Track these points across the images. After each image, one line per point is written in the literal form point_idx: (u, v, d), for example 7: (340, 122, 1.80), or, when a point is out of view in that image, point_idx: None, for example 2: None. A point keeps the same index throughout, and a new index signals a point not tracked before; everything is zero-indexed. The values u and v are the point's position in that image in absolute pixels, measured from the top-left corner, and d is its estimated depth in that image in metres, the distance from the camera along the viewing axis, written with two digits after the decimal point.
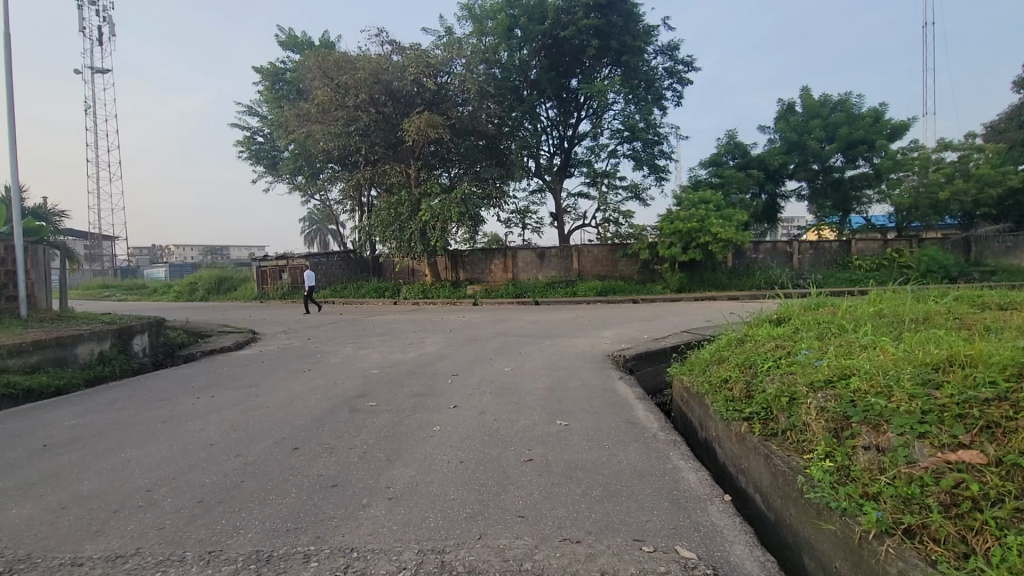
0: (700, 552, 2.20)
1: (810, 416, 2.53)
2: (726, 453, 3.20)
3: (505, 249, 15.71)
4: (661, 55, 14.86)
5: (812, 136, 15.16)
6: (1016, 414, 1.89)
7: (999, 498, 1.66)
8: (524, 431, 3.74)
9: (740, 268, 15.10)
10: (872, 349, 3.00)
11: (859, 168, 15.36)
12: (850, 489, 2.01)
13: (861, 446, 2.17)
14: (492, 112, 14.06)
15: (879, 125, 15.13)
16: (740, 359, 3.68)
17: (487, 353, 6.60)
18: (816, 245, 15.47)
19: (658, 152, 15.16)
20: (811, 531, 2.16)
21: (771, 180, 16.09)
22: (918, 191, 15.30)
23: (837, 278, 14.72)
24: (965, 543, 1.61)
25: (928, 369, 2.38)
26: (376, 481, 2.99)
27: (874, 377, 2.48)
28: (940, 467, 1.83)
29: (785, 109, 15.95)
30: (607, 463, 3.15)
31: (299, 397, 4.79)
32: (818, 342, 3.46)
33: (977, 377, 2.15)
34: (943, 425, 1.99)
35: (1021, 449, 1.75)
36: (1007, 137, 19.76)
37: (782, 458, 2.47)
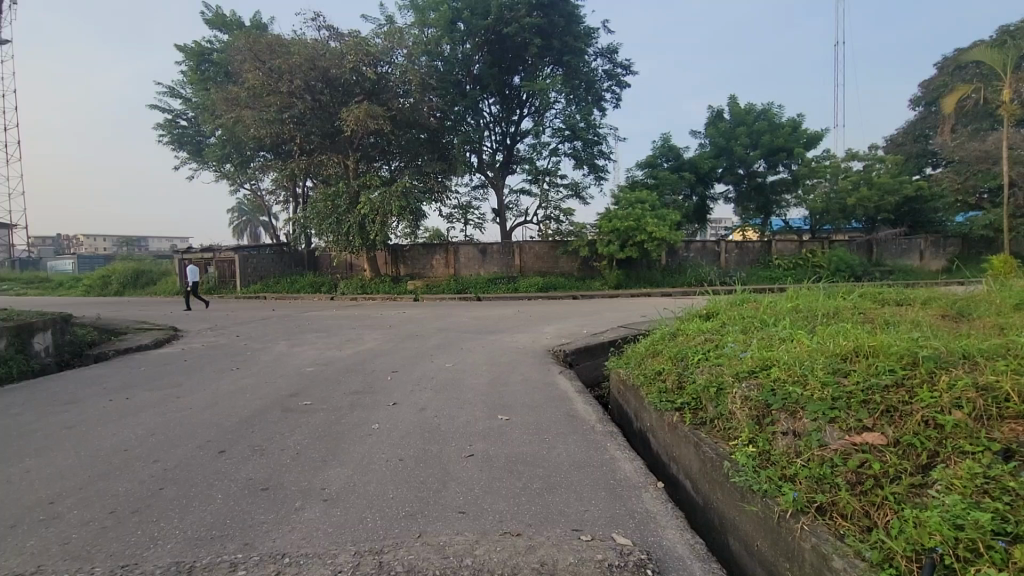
0: (635, 538, 2.30)
1: (734, 405, 2.71)
2: (659, 442, 3.36)
3: (447, 244, 15.55)
4: (600, 57, 15.21)
5: (738, 142, 16.13)
6: (911, 399, 2.09)
7: (896, 475, 1.83)
8: (465, 426, 3.74)
9: (673, 265, 15.83)
10: (789, 342, 3.24)
11: (779, 174, 16.51)
12: (769, 471, 2.17)
13: (780, 432, 2.34)
14: (433, 105, 13.87)
15: (797, 134, 16.26)
16: (672, 352, 3.86)
17: (428, 349, 6.52)
18: (741, 245, 16.49)
19: (597, 152, 15.52)
20: (736, 513, 2.32)
21: (702, 183, 16.89)
22: (829, 197, 16.66)
23: (759, 277, 15.73)
24: (869, 517, 1.78)
25: (837, 359, 2.59)
26: (310, 483, 2.88)
27: (792, 367, 2.67)
28: (848, 448, 2.02)
29: (714, 115, 16.87)
30: (547, 455, 3.22)
31: (227, 397, 4.53)
32: (742, 335, 3.69)
33: (879, 365, 2.37)
34: (850, 410, 2.17)
35: (915, 430, 1.95)
36: (905, 149, 21.88)
37: (710, 445, 2.63)
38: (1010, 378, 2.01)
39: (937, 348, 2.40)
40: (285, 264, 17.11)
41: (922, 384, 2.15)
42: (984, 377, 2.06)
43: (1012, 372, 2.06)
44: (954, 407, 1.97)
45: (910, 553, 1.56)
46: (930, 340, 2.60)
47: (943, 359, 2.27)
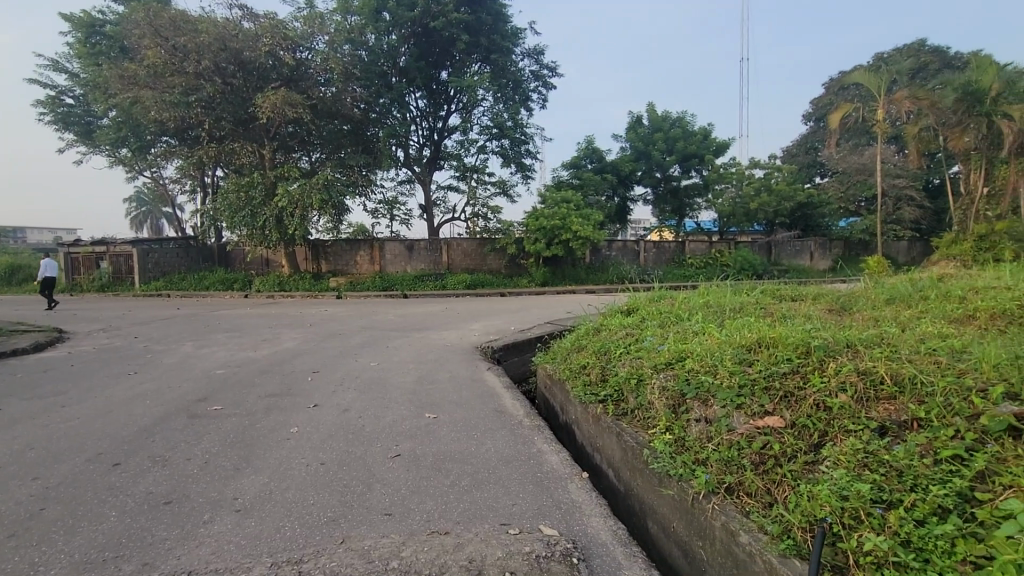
0: (561, 528, 2.37)
1: (653, 395, 2.87)
2: (584, 433, 3.48)
3: (372, 240, 15.09)
4: (527, 58, 15.39)
5: (655, 147, 17.03)
6: (805, 384, 2.31)
7: (793, 454, 2.02)
8: (390, 426, 3.66)
9: (596, 263, 16.42)
10: (702, 335, 3.47)
11: (692, 178, 17.62)
12: (684, 457, 2.32)
13: (693, 419, 2.52)
14: (357, 95, 13.40)
15: (708, 141, 17.39)
16: (596, 346, 4.00)
17: (351, 348, 6.31)
18: (658, 244, 17.44)
19: (524, 151, 15.70)
20: (655, 498, 2.46)
21: (623, 185, 17.63)
22: (735, 202, 17.99)
23: (674, 275, 16.68)
24: (770, 494, 1.95)
25: (744, 350, 2.81)
26: (221, 494, 2.70)
27: (703, 359, 2.87)
28: (752, 432, 2.20)
29: (634, 120, 17.67)
30: (475, 451, 3.23)
31: (123, 404, 4.12)
32: (659, 329, 3.91)
33: (778, 355, 2.59)
34: (755, 397, 2.37)
35: (808, 411, 2.15)
36: (798, 160, 24.18)
37: (630, 435, 2.77)
38: (882, 360, 2.27)
39: (826, 338, 2.66)
40: (191, 259, 15.67)
41: (814, 370, 2.37)
42: (863, 361, 2.31)
43: (885, 356, 2.32)
44: (840, 389, 2.18)
45: (805, 525, 1.73)
46: (819, 331, 2.88)
47: (831, 348, 2.52)
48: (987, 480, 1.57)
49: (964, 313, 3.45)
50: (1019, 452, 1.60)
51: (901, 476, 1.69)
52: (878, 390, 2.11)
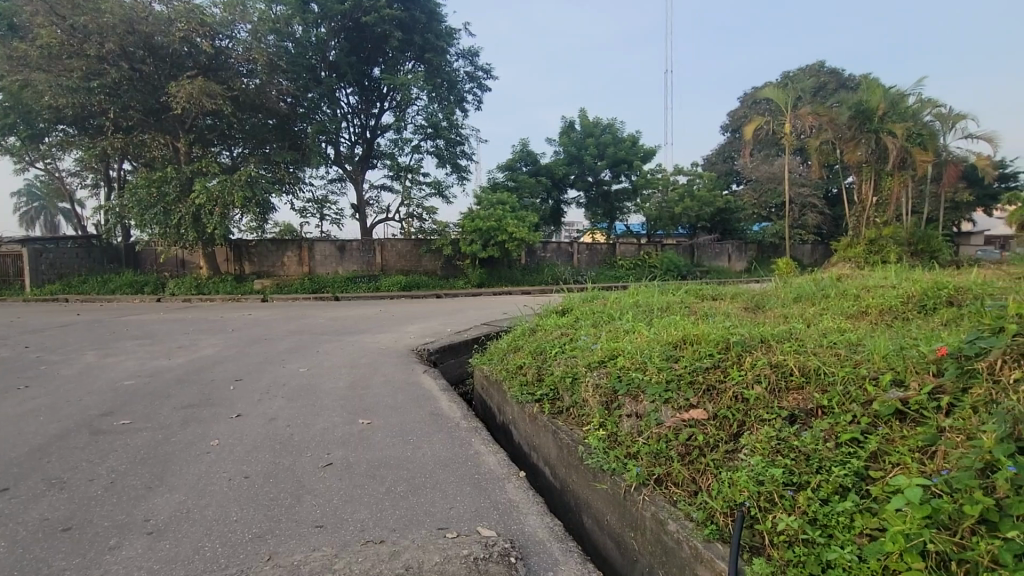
0: (499, 529, 2.40)
1: (587, 393, 2.96)
2: (521, 433, 3.54)
3: (300, 240, 14.42)
4: (461, 59, 15.33)
5: (587, 152, 17.56)
6: (725, 377, 2.47)
7: (715, 445, 2.16)
8: (322, 435, 3.52)
9: (532, 265, 16.66)
10: (632, 333, 3.63)
11: (622, 183, 18.29)
12: (617, 451, 2.42)
13: (625, 414, 2.63)
14: (283, 88, 12.75)
15: (636, 148, 18.16)
16: (532, 346, 4.06)
17: (278, 354, 5.99)
18: (591, 246, 17.94)
19: (460, 152, 15.62)
20: (590, 493, 2.55)
21: (556, 188, 18.01)
22: (661, 206, 18.91)
23: (606, 276, 17.23)
24: (695, 482, 2.08)
25: (671, 347, 2.96)
26: (130, 516, 2.48)
27: (634, 356, 3.00)
28: (679, 425, 2.33)
29: (566, 125, 18.12)
30: (412, 456, 3.18)
31: (12, 422, 3.69)
32: (593, 329, 4.04)
33: (701, 351, 2.76)
34: (680, 391, 2.51)
35: (728, 403, 2.31)
36: (717, 168, 25.82)
37: (565, 432, 2.84)
38: (791, 354, 2.48)
39: (743, 334, 2.86)
40: (94, 260, 14.19)
41: (733, 364, 2.55)
42: (775, 355, 2.50)
43: (793, 349, 2.53)
44: (756, 381, 2.35)
45: (726, 510, 1.86)
46: (738, 328, 3.10)
47: (747, 343, 2.71)
48: (879, 459, 1.75)
49: (859, 309, 3.83)
50: (904, 432, 1.80)
51: (808, 459, 1.85)
52: (788, 381, 2.30)
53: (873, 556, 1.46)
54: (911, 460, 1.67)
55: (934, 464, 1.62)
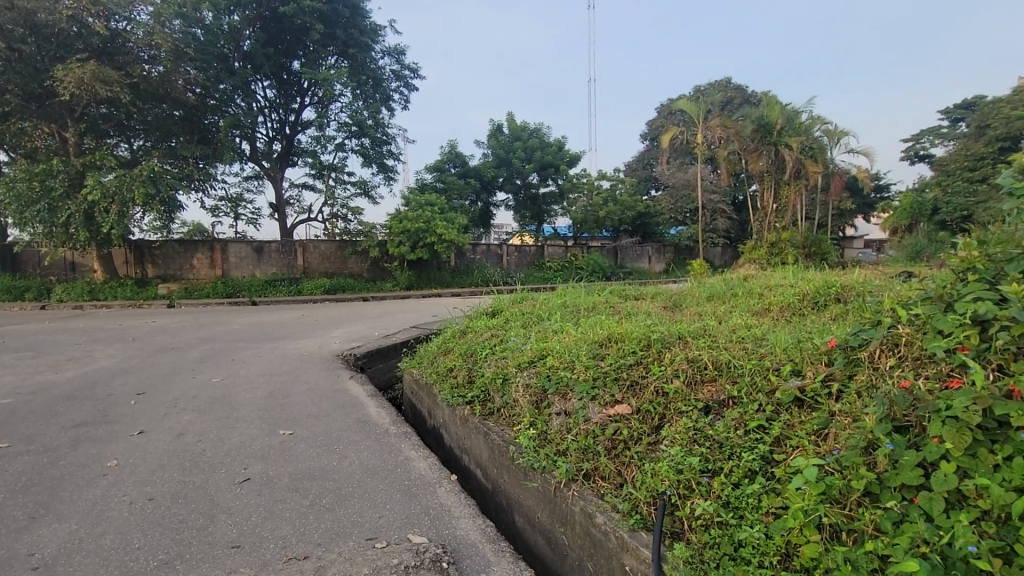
0: (430, 535, 2.37)
1: (517, 393, 3.00)
2: (452, 436, 3.52)
3: (212, 241, 13.41)
4: (387, 57, 14.98)
5: (515, 155, 17.76)
6: (647, 372, 2.60)
7: (638, 437, 2.26)
8: (238, 448, 3.31)
9: (462, 266, 16.62)
10: (560, 333, 3.72)
11: (549, 186, 18.70)
12: (547, 450, 2.47)
13: (555, 413, 2.70)
14: (191, 78, 11.86)
15: (562, 152, 18.64)
16: (462, 348, 4.05)
17: (187, 363, 5.54)
18: (520, 248, 18.17)
19: (386, 152, 15.28)
20: (521, 492, 2.59)
21: (485, 190, 18.07)
22: (587, 210, 19.52)
23: (535, 277, 17.56)
24: (620, 475, 2.17)
25: (598, 346, 3.07)
26: (10, 552, 2.20)
27: (562, 355, 3.08)
28: (604, 420, 2.43)
29: (494, 128, 18.24)
30: (338, 466, 3.07)
31: None
32: (522, 330, 4.10)
33: (625, 348, 2.88)
34: (607, 388, 2.61)
35: (649, 398, 2.43)
36: (637, 173, 27.08)
37: (497, 433, 2.87)
38: (705, 349, 2.65)
39: (663, 332, 3.02)
40: None
41: (654, 360, 2.68)
42: (691, 351, 2.66)
43: (707, 345, 2.71)
44: (675, 375, 2.49)
45: (649, 499, 1.96)
46: (657, 326, 3.27)
47: (666, 340, 2.87)
48: (781, 443, 1.91)
49: (763, 307, 4.18)
50: (802, 418, 1.97)
51: (721, 447, 1.99)
52: (703, 374, 2.45)
53: (778, 532, 1.60)
54: (807, 442, 1.84)
55: (827, 446, 1.79)
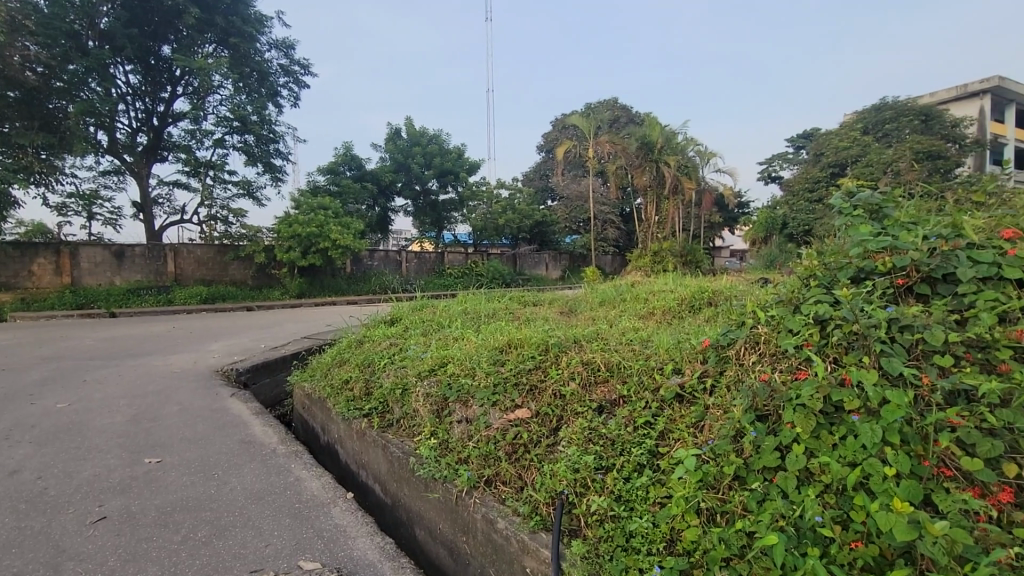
0: (324, 559, 2.24)
1: (417, 403, 2.95)
2: (348, 451, 3.36)
3: (59, 245, 11.49)
4: (274, 50, 14.05)
5: (414, 160, 17.49)
6: (546, 376, 2.68)
7: (537, 440, 2.33)
8: (91, 484, 2.87)
9: (358, 273, 16.06)
10: (460, 340, 3.72)
11: (449, 193, 18.66)
12: (448, 458, 2.45)
13: (456, 420, 2.69)
14: (31, 54, 10.21)
15: (462, 160, 18.72)
16: (359, 358, 3.88)
17: (23, 388, 4.70)
18: (419, 255, 17.95)
19: (273, 151, 14.29)
20: (422, 504, 2.55)
21: (383, 195, 17.55)
22: (486, 217, 19.71)
23: (435, 284, 17.39)
24: (520, 478, 2.22)
25: (498, 352, 3.11)
26: None
27: (463, 362, 3.07)
28: (505, 425, 2.47)
29: (392, 132, 17.83)
30: (216, 494, 2.79)
31: None
32: (422, 338, 4.04)
33: (524, 354, 2.95)
34: (507, 393, 2.65)
35: (547, 401, 2.51)
36: (534, 183, 27.98)
37: (396, 445, 2.79)
38: (598, 351, 2.79)
39: (559, 336, 3.14)
40: None
41: (551, 364, 2.77)
42: (586, 353, 2.79)
43: (600, 347, 2.87)
44: (572, 378, 2.60)
45: (548, 500, 2.02)
46: (554, 331, 3.39)
47: (562, 344, 2.98)
48: (665, 436, 2.08)
49: (647, 310, 4.53)
50: (682, 412, 2.16)
51: (613, 444, 2.11)
52: (597, 375, 2.58)
53: (664, 520, 1.73)
54: (687, 435, 2.01)
55: (704, 436, 1.97)
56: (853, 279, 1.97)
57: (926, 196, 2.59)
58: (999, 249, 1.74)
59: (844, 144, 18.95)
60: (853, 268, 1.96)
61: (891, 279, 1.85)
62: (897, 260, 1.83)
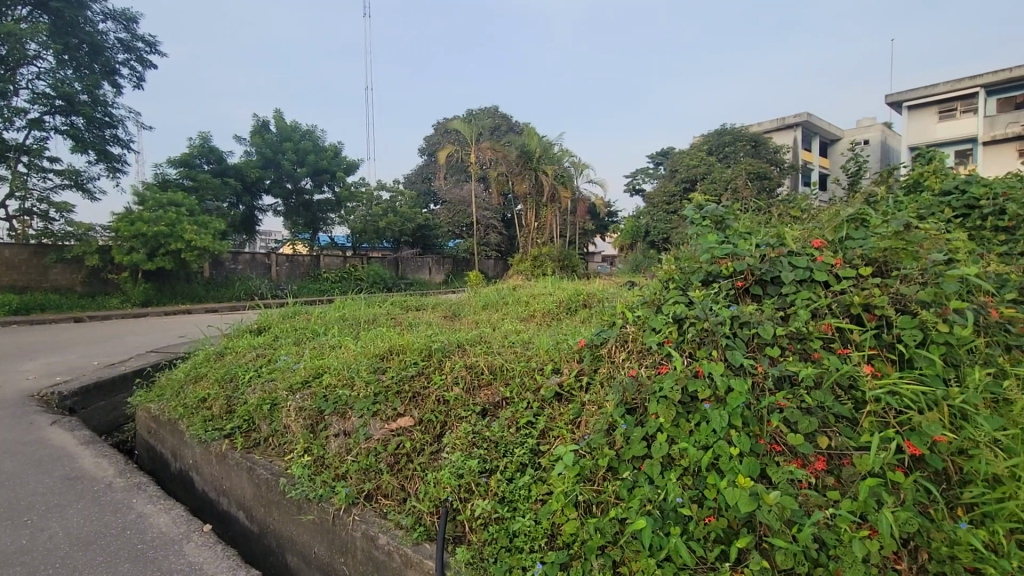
0: None
1: (288, 418, 2.73)
2: (205, 478, 3.01)
3: None
4: (110, 22, 12.16)
5: (284, 156, 16.25)
6: (430, 383, 2.62)
7: (420, 448, 2.28)
8: None
9: (218, 278, 14.60)
10: (337, 349, 3.51)
11: (324, 193, 17.64)
12: (323, 476, 2.31)
13: (332, 435, 2.53)
14: None
15: (338, 159, 17.83)
16: (218, 373, 3.49)
17: None
18: (291, 258, 16.77)
19: (110, 137, 12.38)
20: (293, 528, 2.37)
21: (248, 193, 16.04)
22: (366, 220, 18.94)
23: (308, 289, 16.30)
24: (403, 490, 2.16)
25: (378, 359, 2.99)
26: None
27: (340, 372, 2.91)
28: (387, 435, 2.39)
29: (258, 124, 16.39)
30: (30, 544, 2.32)
31: None
32: (294, 347, 3.75)
33: (406, 360, 2.86)
34: (388, 402, 2.56)
35: (430, 408, 2.46)
36: (416, 187, 27.58)
37: (264, 466, 2.56)
38: (481, 355, 2.80)
39: (443, 341, 3.10)
40: None
41: (435, 369, 2.73)
42: (469, 357, 2.79)
43: (483, 351, 2.89)
44: (455, 383, 2.58)
45: (432, 509, 2.00)
46: (438, 336, 3.34)
47: (446, 348, 2.95)
48: (546, 434, 2.15)
49: (527, 313, 4.68)
50: (561, 411, 2.25)
51: (496, 446, 2.13)
52: (479, 379, 2.60)
53: (545, 517, 1.79)
54: (565, 431, 2.10)
55: (580, 432, 2.07)
56: (704, 282, 2.21)
57: (758, 210, 3.00)
58: (811, 256, 2.08)
59: (694, 162, 21.38)
60: (704, 271, 2.20)
61: (732, 282, 2.11)
62: (737, 265, 2.08)
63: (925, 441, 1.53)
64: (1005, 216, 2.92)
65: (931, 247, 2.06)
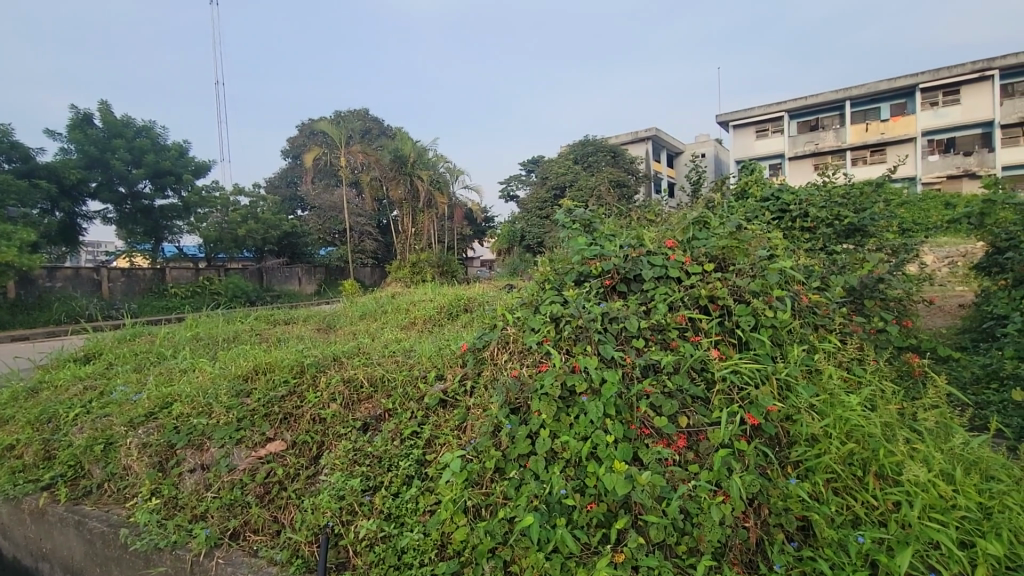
0: None
1: (130, 457, 2.35)
2: (15, 542, 2.48)
3: None
4: None
5: (115, 155, 13.96)
6: (304, 402, 2.43)
7: (295, 473, 2.11)
8: None
9: (28, 297, 12.38)
10: (190, 372, 3.12)
11: (167, 198, 15.53)
12: (178, 520, 2.04)
13: (186, 471, 2.23)
14: None
15: (184, 160, 15.93)
16: (31, 413, 2.89)
17: None
18: (127, 272, 14.56)
19: None
20: None
21: (68, 197, 13.50)
22: (221, 227, 17.10)
23: (152, 307, 14.25)
24: (276, 522, 1.98)
25: (240, 381, 2.70)
26: None
27: (194, 400, 2.57)
28: (255, 464, 2.17)
29: (78, 118, 13.91)
30: None
31: None
32: (136, 374, 3.26)
33: (275, 379, 2.62)
34: (255, 427, 2.32)
35: (306, 429, 2.28)
36: (281, 192, 25.72)
37: (98, 518, 2.18)
38: (360, 367, 2.66)
39: (317, 356, 2.89)
40: None
41: (309, 387, 2.52)
42: (346, 371, 2.63)
43: (362, 363, 2.75)
44: (332, 399, 2.41)
45: (310, 538, 1.85)
46: (310, 351, 3.11)
47: (321, 363, 2.74)
48: (432, 443, 2.11)
49: (409, 321, 4.58)
50: (446, 417, 2.22)
51: (380, 462, 2.05)
52: (359, 393, 2.46)
53: (434, 527, 1.76)
54: (452, 438, 2.07)
55: (467, 437, 2.06)
56: (576, 281, 2.33)
57: (620, 214, 3.25)
58: (666, 255, 2.29)
59: (562, 171, 22.71)
60: (576, 271, 2.33)
61: (600, 281, 2.26)
62: (604, 265, 2.24)
63: (761, 411, 1.78)
64: (809, 218, 3.50)
65: (757, 245, 2.41)
